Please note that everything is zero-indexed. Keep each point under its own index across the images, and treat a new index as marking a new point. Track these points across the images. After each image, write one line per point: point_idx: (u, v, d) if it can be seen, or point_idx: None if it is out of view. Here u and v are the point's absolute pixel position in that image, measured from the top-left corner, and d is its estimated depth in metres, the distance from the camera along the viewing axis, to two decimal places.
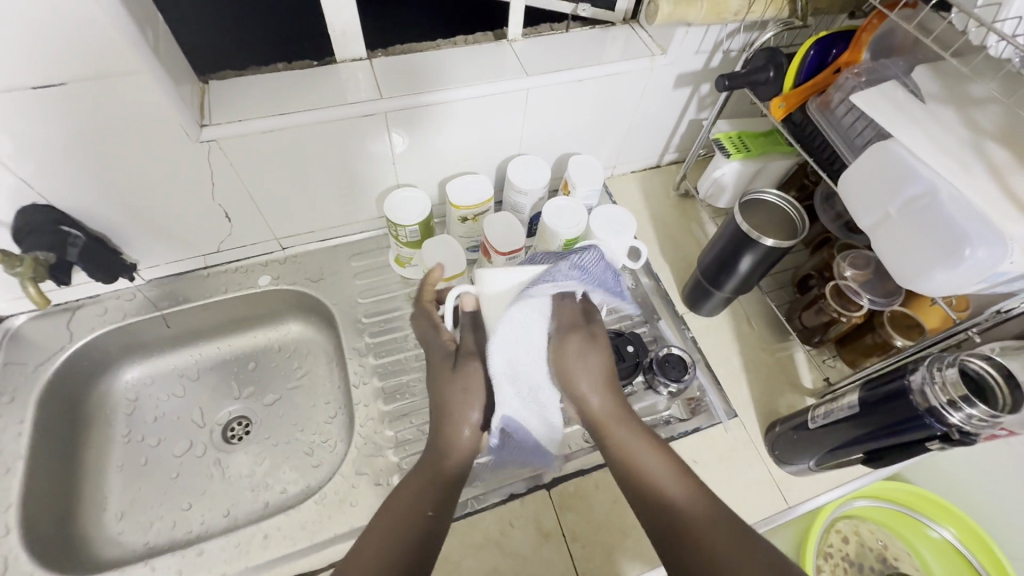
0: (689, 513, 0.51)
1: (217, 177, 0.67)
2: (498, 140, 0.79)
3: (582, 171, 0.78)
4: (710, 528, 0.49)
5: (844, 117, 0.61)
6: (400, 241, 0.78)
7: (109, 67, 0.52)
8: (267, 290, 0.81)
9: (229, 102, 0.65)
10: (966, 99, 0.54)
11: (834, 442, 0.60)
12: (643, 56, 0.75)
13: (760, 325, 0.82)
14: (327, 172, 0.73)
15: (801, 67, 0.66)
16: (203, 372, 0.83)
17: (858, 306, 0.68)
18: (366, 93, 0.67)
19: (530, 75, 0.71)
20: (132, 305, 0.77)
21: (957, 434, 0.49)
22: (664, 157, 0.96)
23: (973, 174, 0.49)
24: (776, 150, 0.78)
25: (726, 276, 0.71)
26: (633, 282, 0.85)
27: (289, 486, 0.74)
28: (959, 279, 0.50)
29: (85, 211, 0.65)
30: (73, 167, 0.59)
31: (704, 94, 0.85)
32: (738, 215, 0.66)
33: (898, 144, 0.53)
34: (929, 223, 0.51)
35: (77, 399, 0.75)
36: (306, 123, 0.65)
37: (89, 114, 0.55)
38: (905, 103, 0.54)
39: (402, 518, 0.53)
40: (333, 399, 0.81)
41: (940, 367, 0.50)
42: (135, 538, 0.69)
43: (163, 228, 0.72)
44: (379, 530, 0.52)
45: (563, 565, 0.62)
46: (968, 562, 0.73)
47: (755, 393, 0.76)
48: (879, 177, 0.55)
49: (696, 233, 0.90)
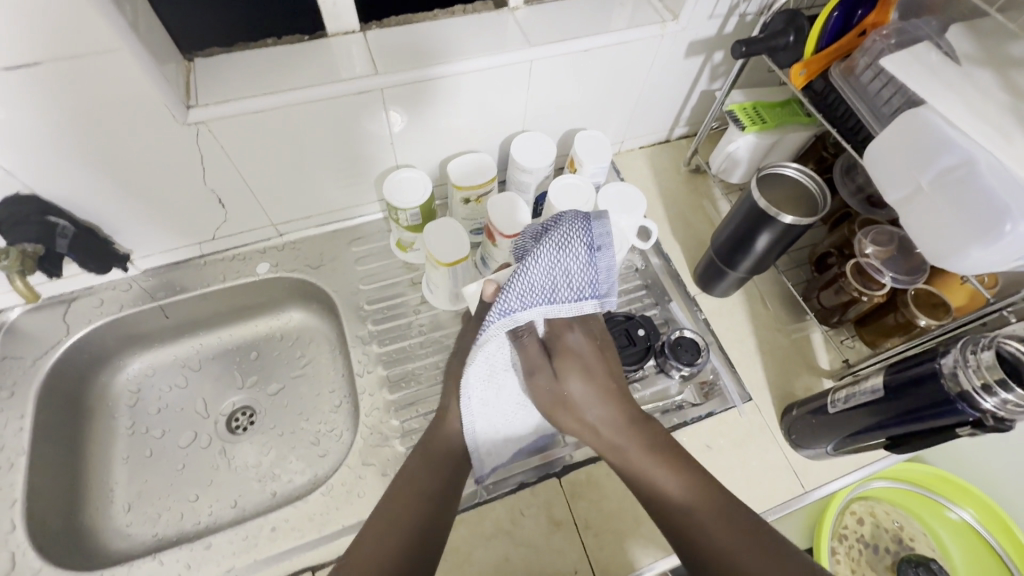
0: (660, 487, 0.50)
1: (209, 162, 0.64)
2: (501, 116, 0.75)
3: (589, 148, 0.74)
4: (689, 491, 0.49)
5: (871, 83, 0.57)
6: (401, 225, 0.75)
7: (83, 46, 0.49)
8: (266, 277, 0.79)
9: (218, 82, 0.61)
10: (1007, 60, 0.50)
11: (856, 427, 0.58)
12: (652, 22, 0.70)
13: (775, 305, 0.79)
14: (323, 155, 0.70)
15: (823, 30, 0.61)
16: (205, 362, 0.82)
17: (880, 285, 0.65)
18: (360, 69, 0.64)
19: (534, 45, 0.67)
20: (129, 296, 0.75)
21: (990, 420, 0.47)
22: (674, 131, 0.92)
23: (1013, 139, 0.45)
24: (794, 121, 0.74)
25: (741, 254, 0.68)
26: (643, 262, 0.82)
27: (296, 477, 0.73)
28: (995, 256, 0.48)
29: (72, 200, 0.62)
30: (58, 154, 0.57)
31: (717, 62, 0.80)
32: (755, 191, 0.62)
33: (930, 110, 0.50)
34: (965, 195, 0.48)
35: (78, 392, 0.74)
36: (298, 102, 0.61)
37: (69, 97, 0.52)
38: (940, 66, 0.50)
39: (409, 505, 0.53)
40: (337, 388, 0.79)
41: (975, 350, 0.47)
42: (143, 530, 0.69)
43: (156, 216, 0.69)
44: (387, 518, 0.52)
45: (575, 554, 0.61)
46: (986, 543, 0.72)
47: (771, 374, 0.74)
48: (909, 147, 0.51)
49: (708, 211, 0.87)
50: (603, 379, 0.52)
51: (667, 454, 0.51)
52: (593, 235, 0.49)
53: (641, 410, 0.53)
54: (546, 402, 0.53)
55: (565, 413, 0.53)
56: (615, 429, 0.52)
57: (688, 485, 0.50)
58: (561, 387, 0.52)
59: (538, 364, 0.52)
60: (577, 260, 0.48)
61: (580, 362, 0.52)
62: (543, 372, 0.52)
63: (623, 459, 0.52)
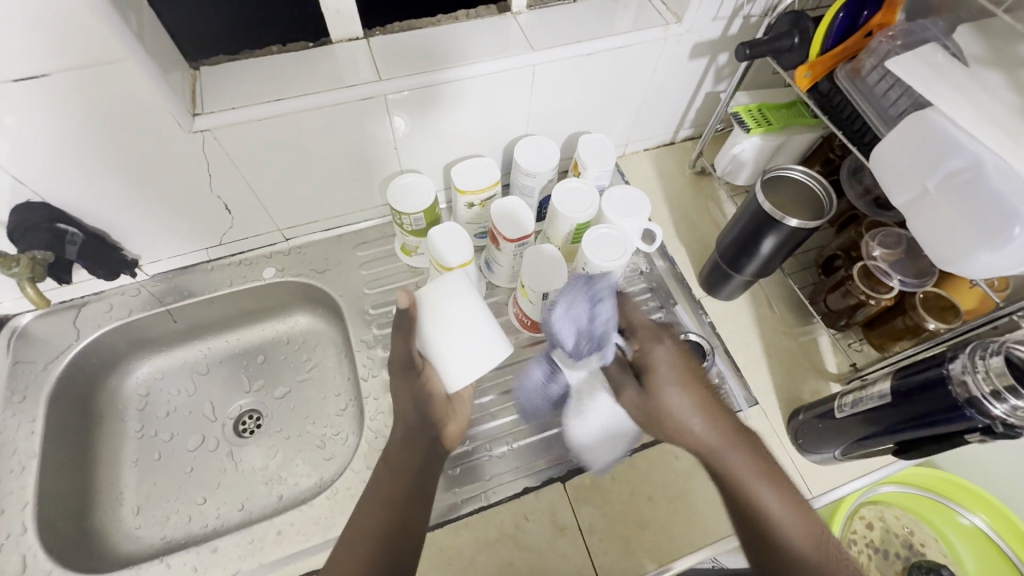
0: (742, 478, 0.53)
1: (215, 168, 0.65)
2: (505, 120, 0.75)
3: (593, 151, 0.74)
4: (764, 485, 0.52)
5: (877, 85, 0.56)
6: (405, 229, 0.76)
7: (91, 56, 0.50)
8: (272, 282, 0.79)
9: (223, 89, 0.62)
10: (1016, 60, 0.49)
11: (864, 432, 0.57)
12: (656, 25, 0.70)
13: (781, 308, 0.78)
14: (327, 160, 0.71)
15: (829, 32, 0.60)
16: (212, 366, 0.82)
17: (888, 288, 0.64)
18: (364, 75, 0.64)
19: (537, 50, 0.67)
20: (138, 301, 0.76)
21: (1000, 427, 0.46)
22: (679, 133, 0.92)
23: (1023, 142, 0.44)
24: (799, 122, 0.74)
25: (747, 257, 0.68)
26: (648, 265, 0.82)
27: (302, 480, 0.74)
28: (1005, 260, 0.47)
29: (82, 207, 0.63)
30: (68, 162, 0.58)
31: (721, 64, 0.80)
32: (759, 193, 0.62)
33: (937, 111, 0.49)
34: (973, 199, 0.48)
35: (88, 396, 0.75)
36: (302, 108, 0.62)
37: (78, 107, 0.53)
38: (946, 67, 0.50)
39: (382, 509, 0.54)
40: (343, 391, 0.80)
41: (983, 355, 0.47)
42: (152, 533, 0.70)
43: (164, 222, 0.70)
44: (363, 527, 0.53)
45: (579, 559, 0.61)
46: (999, 550, 0.71)
47: (777, 378, 0.73)
48: (915, 150, 0.51)
49: (713, 213, 0.87)
50: (692, 394, 0.59)
51: (770, 471, 0.53)
52: (594, 290, 0.62)
53: (737, 422, 0.58)
54: (641, 417, 0.61)
55: (661, 427, 0.60)
56: (714, 435, 0.56)
57: (780, 493, 0.52)
58: (649, 401, 0.60)
59: (627, 380, 0.63)
60: (584, 312, 0.61)
61: (673, 371, 0.60)
62: (635, 388, 0.62)
63: (720, 463, 0.55)
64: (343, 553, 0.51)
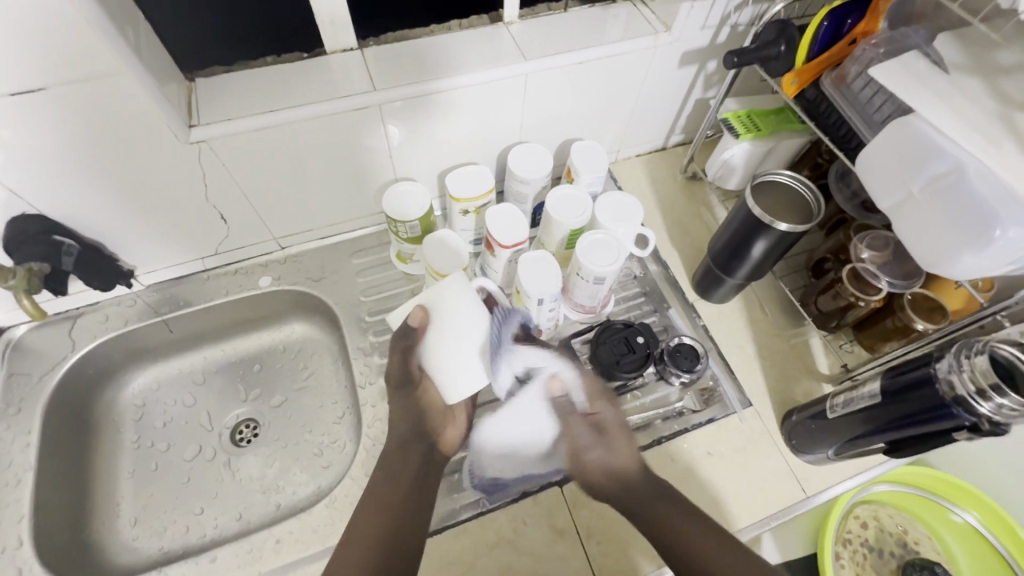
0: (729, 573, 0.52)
1: (211, 178, 0.65)
2: (497, 128, 0.76)
3: (586, 158, 0.75)
4: (705, 536, 0.55)
5: (862, 91, 0.58)
6: (401, 237, 0.76)
7: (88, 70, 0.50)
8: (268, 291, 0.80)
9: (219, 100, 0.63)
10: (994, 67, 0.51)
11: (855, 431, 0.58)
12: (646, 34, 0.72)
13: (773, 311, 0.79)
14: (323, 170, 0.71)
15: (814, 40, 0.62)
16: (208, 375, 0.82)
17: (877, 290, 0.65)
18: (359, 85, 0.65)
19: (529, 59, 0.68)
20: (134, 311, 0.76)
21: (987, 424, 0.47)
22: (670, 139, 0.93)
23: (1001, 147, 0.46)
24: (788, 128, 0.75)
25: (738, 261, 0.69)
26: (641, 270, 0.83)
27: (300, 488, 0.74)
28: (989, 261, 0.48)
29: (78, 219, 0.64)
30: (65, 173, 0.58)
31: (710, 72, 0.81)
32: (749, 198, 0.63)
33: (919, 118, 0.51)
34: (956, 201, 0.49)
35: (84, 408, 0.75)
36: (297, 119, 0.62)
37: (76, 119, 0.54)
38: (928, 74, 0.51)
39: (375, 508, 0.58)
40: (339, 399, 0.80)
41: (968, 355, 0.48)
42: (149, 544, 0.69)
43: (159, 232, 0.70)
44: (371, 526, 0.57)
45: (577, 562, 0.61)
46: (992, 546, 0.72)
47: (770, 380, 0.74)
48: (898, 156, 0.52)
49: (705, 218, 0.88)
50: (631, 452, 0.62)
51: (720, 538, 0.55)
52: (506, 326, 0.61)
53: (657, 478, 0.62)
54: (592, 473, 0.62)
55: (599, 470, 0.61)
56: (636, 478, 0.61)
57: (723, 554, 0.54)
58: (607, 453, 0.62)
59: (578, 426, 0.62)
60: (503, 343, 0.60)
61: (612, 420, 0.63)
62: (586, 442, 0.62)
63: (671, 532, 0.56)
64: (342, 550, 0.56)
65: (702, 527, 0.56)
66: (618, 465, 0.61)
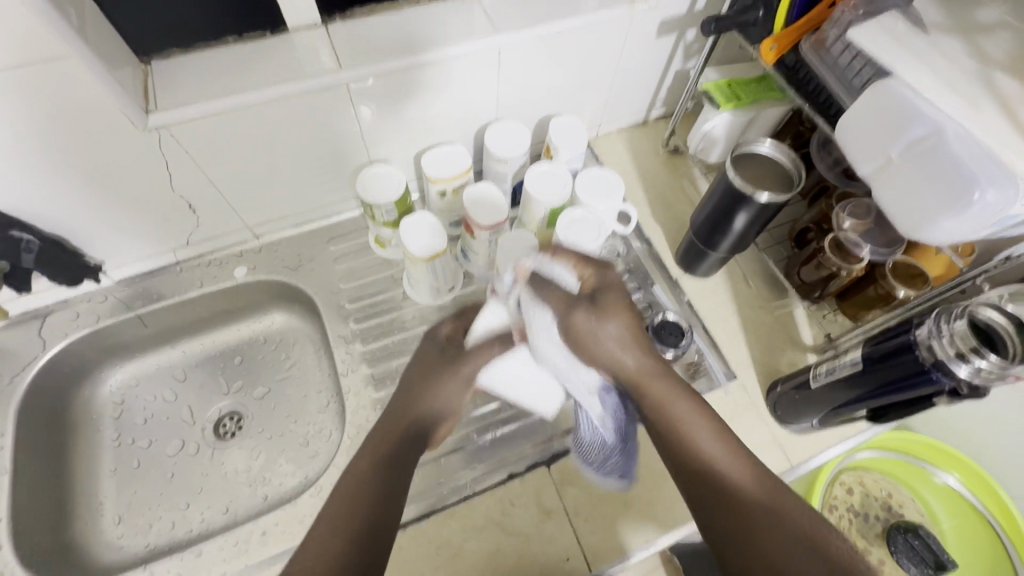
0: (738, 486, 0.50)
1: (174, 166, 0.63)
2: (473, 106, 0.74)
3: (565, 134, 0.73)
4: (700, 429, 0.55)
5: (841, 56, 0.56)
6: (378, 221, 0.75)
7: (30, 53, 0.48)
8: (244, 282, 0.78)
9: (177, 83, 0.60)
10: (973, 26, 0.51)
11: (838, 400, 0.58)
12: (622, 3, 0.69)
13: (757, 283, 0.79)
14: (293, 154, 0.69)
15: (792, 2, 0.59)
16: (188, 370, 0.81)
17: (858, 259, 0.65)
18: (325, 64, 0.62)
19: (500, 32, 0.66)
20: (105, 307, 0.74)
21: (966, 389, 0.47)
22: (652, 112, 0.91)
23: (981, 110, 0.46)
24: (770, 96, 0.74)
25: (720, 235, 0.68)
26: (625, 247, 0.82)
27: (286, 479, 0.73)
28: (967, 226, 0.47)
29: (36, 214, 0.61)
30: (17, 165, 0.55)
31: (689, 41, 0.80)
32: (730, 169, 0.62)
33: (898, 81, 0.50)
34: (936, 165, 0.48)
35: (59, 408, 0.73)
36: (258, 101, 0.60)
37: (23, 106, 0.51)
38: (907, 35, 0.50)
39: (363, 490, 0.51)
40: (324, 388, 0.79)
41: (948, 320, 0.48)
42: (135, 541, 0.69)
43: (123, 224, 0.67)
44: (342, 502, 0.50)
45: (566, 541, 0.61)
46: (972, 505, 0.74)
47: (755, 352, 0.74)
48: (879, 120, 0.51)
49: (687, 191, 0.87)
50: (625, 329, 0.59)
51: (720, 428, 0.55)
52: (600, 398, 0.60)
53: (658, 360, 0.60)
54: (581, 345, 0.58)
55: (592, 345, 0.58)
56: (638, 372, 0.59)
57: (718, 439, 0.54)
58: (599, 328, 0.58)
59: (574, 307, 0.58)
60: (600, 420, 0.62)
61: (612, 305, 0.59)
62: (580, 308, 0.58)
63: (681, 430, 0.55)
64: (323, 520, 0.49)
65: (736, 461, 0.53)
66: (631, 366, 0.59)
